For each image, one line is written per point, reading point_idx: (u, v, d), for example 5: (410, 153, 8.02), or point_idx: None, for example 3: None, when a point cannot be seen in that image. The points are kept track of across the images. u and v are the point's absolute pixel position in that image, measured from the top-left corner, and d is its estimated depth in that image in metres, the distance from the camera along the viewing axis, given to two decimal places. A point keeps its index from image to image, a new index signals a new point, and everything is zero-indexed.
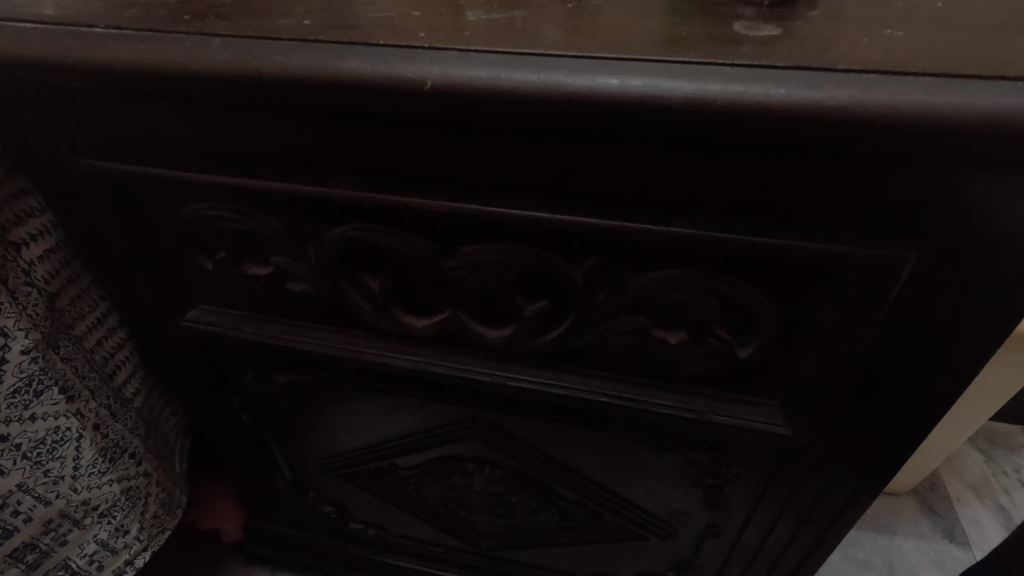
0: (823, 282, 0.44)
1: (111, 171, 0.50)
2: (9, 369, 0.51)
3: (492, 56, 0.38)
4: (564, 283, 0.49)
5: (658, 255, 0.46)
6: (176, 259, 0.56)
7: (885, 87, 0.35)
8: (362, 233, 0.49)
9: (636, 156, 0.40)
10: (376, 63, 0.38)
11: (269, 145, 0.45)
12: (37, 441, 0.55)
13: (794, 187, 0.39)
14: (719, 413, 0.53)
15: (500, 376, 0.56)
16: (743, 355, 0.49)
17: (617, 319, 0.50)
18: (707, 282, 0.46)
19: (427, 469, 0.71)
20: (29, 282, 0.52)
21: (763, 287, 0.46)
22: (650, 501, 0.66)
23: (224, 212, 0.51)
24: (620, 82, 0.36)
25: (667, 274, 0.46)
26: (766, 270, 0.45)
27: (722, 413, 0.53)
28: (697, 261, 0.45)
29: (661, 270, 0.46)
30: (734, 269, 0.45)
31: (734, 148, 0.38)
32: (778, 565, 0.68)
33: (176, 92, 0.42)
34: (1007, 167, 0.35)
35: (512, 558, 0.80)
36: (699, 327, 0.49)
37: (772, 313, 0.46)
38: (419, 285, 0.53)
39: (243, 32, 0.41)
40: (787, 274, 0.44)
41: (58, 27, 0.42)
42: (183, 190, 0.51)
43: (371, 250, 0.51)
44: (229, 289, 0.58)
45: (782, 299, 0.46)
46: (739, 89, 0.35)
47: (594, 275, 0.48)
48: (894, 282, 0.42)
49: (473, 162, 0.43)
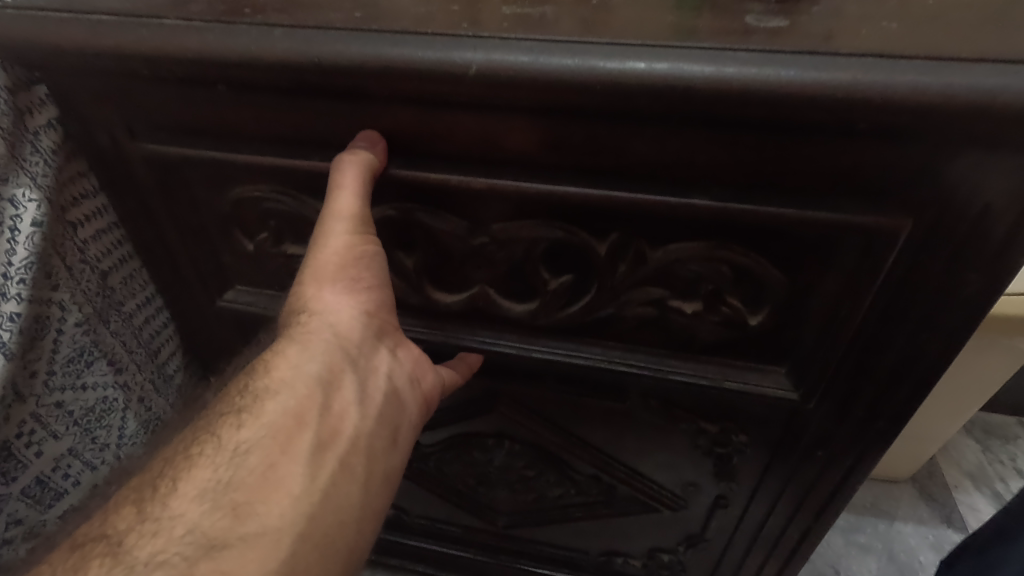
0: (873, 252, 0.39)
1: (153, 159, 0.46)
2: (64, 340, 0.51)
3: (529, 43, 0.35)
4: (586, 255, 0.44)
5: (721, 232, 0.41)
6: (213, 241, 0.51)
7: (988, 74, 0.31)
8: (390, 211, 0.44)
9: (663, 134, 0.36)
10: (425, 50, 0.35)
11: (303, 126, 0.41)
12: (88, 409, 0.55)
13: (845, 157, 0.35)
14: (732, 379, 0.48)
15: (532, 350, 0.50)
16: (753, 323, 0.45)
17: (635, 290, 0.45)
18: (721, 252, 0.41)
19: (448, 446, 0.64)
20: (83, 259, 0.50)
21: (780, 256, 0.41)
22: (687, 485, 0.60)
23: (259, 191, 0.46)
24: (674, 69, 0.33)
25: (685, 246, 0.42)
26: (846, 253, 0.40)
27: (734, 379, 0.48)
28: (757, 243, 0.41)
29: (691, 238, 0.41)
30: (808, 250, 0.40)
31: (823, 123, 0.33)
32: (782, 540, 0.62)
33: (238, 77, 0.39)
34: (994, 142, 0.33)
35: (538, 541, 0.74)
36: (754, 301, 0.44)
37: (853, 298, 0.41)
38: (434, 261, 0.47)
39: (300, 23, 0.37)
40: (809, 245, 0.40)
41: (105, 17, 0.39)
42: (218, 179, 0.47)
43: (396, 228, 0.46)
44: (261, 278, 0.53)
45: (796, 268, 0.41)
46: (843, 77, 0.32)
47: (616, 245, 0.43)
48: (891, 248, 0.38)
49: (501, 139, 0.39)
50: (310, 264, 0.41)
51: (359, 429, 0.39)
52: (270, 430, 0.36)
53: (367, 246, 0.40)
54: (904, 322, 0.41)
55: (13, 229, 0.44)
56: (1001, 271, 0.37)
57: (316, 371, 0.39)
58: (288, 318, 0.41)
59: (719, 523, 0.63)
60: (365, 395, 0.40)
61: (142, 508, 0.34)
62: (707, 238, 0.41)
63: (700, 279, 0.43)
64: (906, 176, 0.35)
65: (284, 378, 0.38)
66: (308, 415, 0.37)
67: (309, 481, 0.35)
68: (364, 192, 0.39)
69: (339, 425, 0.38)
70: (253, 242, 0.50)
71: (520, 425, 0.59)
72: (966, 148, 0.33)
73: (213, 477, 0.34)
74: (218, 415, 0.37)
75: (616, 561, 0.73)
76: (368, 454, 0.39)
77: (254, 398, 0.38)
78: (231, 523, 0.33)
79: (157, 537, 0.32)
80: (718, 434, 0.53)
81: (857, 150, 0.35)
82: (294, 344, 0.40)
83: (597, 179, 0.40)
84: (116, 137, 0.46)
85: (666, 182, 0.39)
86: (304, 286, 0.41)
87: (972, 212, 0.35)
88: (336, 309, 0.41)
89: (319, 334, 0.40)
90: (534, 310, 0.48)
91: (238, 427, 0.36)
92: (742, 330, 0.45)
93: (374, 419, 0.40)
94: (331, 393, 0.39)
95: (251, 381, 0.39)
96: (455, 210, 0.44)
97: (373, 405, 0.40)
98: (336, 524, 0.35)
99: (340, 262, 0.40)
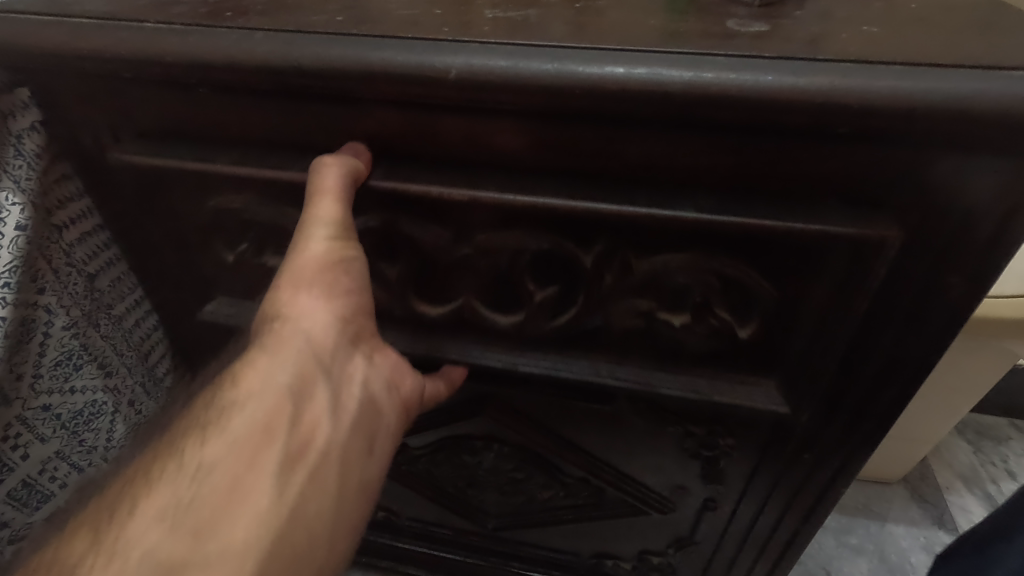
0: (865, 266, 0.38)
1: (127, 168, 0.46)
2: (51, 344, 0.51)
3: (510, 47, 0.35)
4: (572, 266, 0.45)
5: (709, 244, 0.41)
6: (191, 254, 0.51)
7: (967, 79, 0.31)
8: (373, 221, 0.44)
9: (644, 138, 0.36)
10: (406, 54, 0.35)
11: (286, 131, 0.41)
12: (76, 412, 0.55)
13: (826, 161, 0.35)
14: (720, 393, 0.48)
15: (519, 363, 0.50)
16: (743, 334, 0.45)
17: (622, 302, 0.45)
18: (707, 263, 0.41)
19: (437, 449, 0.64)
20: (70, 263, 0.50)
21: (766, 266, 0.41)
22: (677, 488, 0.60)
23: (237, 202, 0.46)
24: (654, 74, 0.33)
25: (672, 257, 0.42)
26: (835, 263, 0.40)
27: (722, 392, 0.48)
28: (744, 253, 0.41)
29: (680, 249, 0.41)
30: (798, 259, 0.40)
31: (802, 127, 0.34)
32: (771, 542, 0.62)
33: (220, 80, 0.38)
34: (973, 147, 0.33)
35: (528, 543, 0.74)
36: (742, 312, 0.44)
37: (844, 312, 0.41)
38: (421, 271, 0.47)
39: (283, 26, 0.37)
40: (797, 258, 0.40)
41: (87, 20, 0.39)
42: (197, 188, 0.47)
43: (380, 240, 0.46)
44: (241, 290, 0.53)
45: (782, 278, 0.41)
46: (823, 82, 0.32)
47: (602, 256, 0.43)
48: (881, 256, 0.38)
49: (483, 143, 0.39)
50: (287, 269, 0.40)
51: (330, 440, 0.39)
52: (236, 445, 0.36)
53: (347, 251, 0.40)
54: (888, 325, 0.41)
55: None
56: (983, 273, 0.37)
57: (288, 381, 0.39)
58: (261, 324, 0.41)
59: (709, 525, 0.63)
60: (338, 403, 0.41)
61: (99, 531, 0.33)
62: (695, 250, 0.41)
63: (688, 290, 0.44)
64: (887, 182, 0.35)
65: (252, 389, 0.38)
66: (277, 428, 0.37)
67: (277, 497, 0.36)
68: (345, 199, 0.39)
69: (309, 436, 0.38)
70: (234, 252, 0.50)
71: (508, 427, 0.59)
72: (946, 153, 0.33)
73: (175, 496, 0.34)
74: (182, 430, 0.37)
75: (607, 563, 0.73)
76: (339, 465, 0.40)
77: (219, 411, 0.37)
78: (193, 543, 0.33)
79: (112, 561, 0.32)
80: (706, 436, 0.53)
81: (837, 153, 0.35)
82: (266, 353, 0.40)
83: (581, 182, 0.39)
84: (100, 139, 0.45)
85: (649, 185, 0.39)
86: (281, 290, 0.41)
87: (954, 216, 0.35)
88: (311, 315, 0.40)
89: (293, 341, 0.40)
90: (520, 321, 0.48)
91: (202, 443, 0.36)
92: (732, 340, 0.46)
93: (346, 429, 0.40)
94: (303, 404, 0.39)
95: (216, 394, 0.38)
96: (439, 220, 0.44)
97: (344, 415, 0.41)
98: (304, 536, 0.36)
99: (319, 266, 0.40)
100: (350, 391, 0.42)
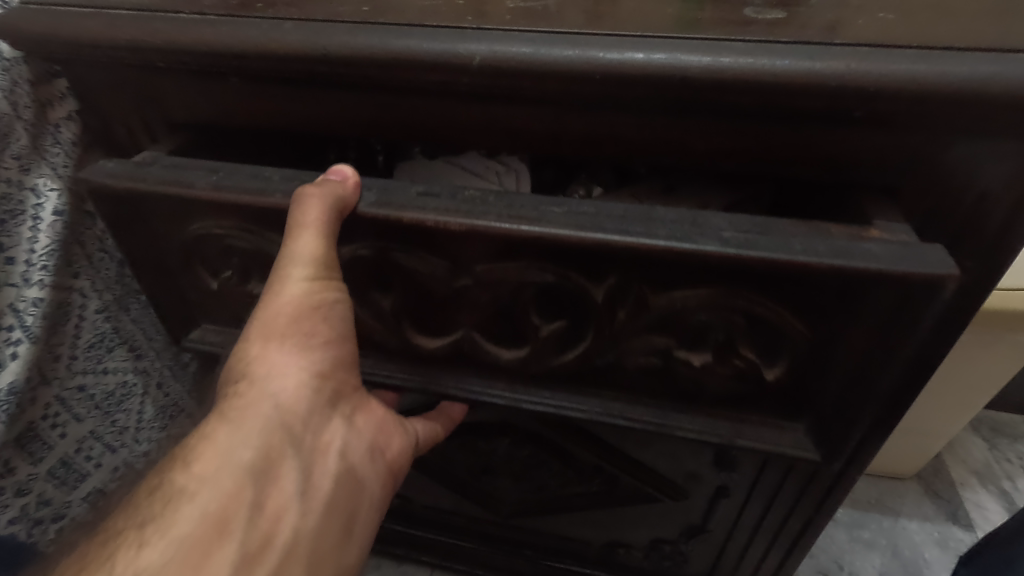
0: (909, 308, 0.38)
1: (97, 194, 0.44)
2: (86, 327, 0.53)
3: (531, 35, 0.36)
4: (581, 299, 0.44)
5: (732, 280, 0.40)
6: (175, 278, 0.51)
7: (980, 62, 0.32)
8: (364, 250, 0.44)
9: (661, 124, 0.37)
10: (430, 42, 0.37)
11: (312, 119, 0.43)
12: (109, 392, 0.57)
13: (841, 146, 0.36)
14: (742, 437, 0.48)
15: (523, 402, 0.52)
16: (770, 376, 0.45)
17: (641, 339, 0.45)
18: (727, 300, 0.41)
19: (453, 435, 0.65)
20: (102, 249, 0.53)
21: (789, 304, 0.40)
22: (689, 475, 0.61)
23: (219, 229, 0.46)
24: (673, 59, 0.34)
25: (693, 292, 0.41)
26: (878, 304, 0.38)
27: (745, 437, 0.48)
28: (773, 290, 0.40)
29: (699, 283, 0.41)
30: (834, 294, 0.39)
31: (816, 112, 0.34)
32: (784, 531, 0.62)
33: (249, 69, 0.40)
34: (987, 130, 0.33)
35: (541, 532, 0.75)
36: (766, 351, 0.44)
37: (884, 350, 0.40)
38: (431, 300, 0.47)
39: (310, 16, 0.39)
40: (830, 301, 0.40)
41: (124, 12, 0.41)
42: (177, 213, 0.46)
43: (375, 270, 0.47)
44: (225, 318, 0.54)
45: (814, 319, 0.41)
46: (838, 66, 0.33)
47: (614, 290, 0.43)
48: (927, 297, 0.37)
49: (504, 129, 0.40)
50: (261, 317, 0.40)
51: (298, 529, 0.37)
52: (183, 546, 0.33)
53: (327, 293, 0.41)
54: None
55: (37, 218, 0.46)
56: (997, 256, 0.37)
57: (249, 459, 0.37)
58: (227, 386, 0.40)
59: (721, 513, 0.64)
60: (309, 483, 0.38)
61: None
62: (722, 286, 0.41)
63: (712, 327, 0.43)
64: (900, 166, 0.36)
65: (202, 475, 0.35)
66: (232, 523, 0.35)
67: None
68: (325, 234, 0.40)
69: (272, 528, 0.36)
70: (218, 280, 0.50)
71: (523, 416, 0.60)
72: (960, 137, 0.34)
73: None
74: (125, 527, 0.34)
75: (619, 552, 0.73)
76: (308, 557, 0.37)
77: (165, 503, 0.35)
78: None
79: None
80: None
81: (851, 138, 0.35)
82: (225, 425, 0.38)
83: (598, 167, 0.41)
84: (132, 130, 0.47)
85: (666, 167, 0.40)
86: (250, 343, 0.40)
87: (968, 199, 0.36)
88: (281, 374, 0.39)
89: (259, 408, 0.38)
90: (526, 356, 0.48)
91: (141, 546, 0.33)
92: (757, 381, 0.45)
93: (319, 512, 0.38)
94: (267, 486, 0.37)
95: (164, 479, 0.36)
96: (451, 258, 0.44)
97: (315, 496, 0.39)
98: None
99: (297, 309, 0.40)
100: (322, 464, 0.40)
